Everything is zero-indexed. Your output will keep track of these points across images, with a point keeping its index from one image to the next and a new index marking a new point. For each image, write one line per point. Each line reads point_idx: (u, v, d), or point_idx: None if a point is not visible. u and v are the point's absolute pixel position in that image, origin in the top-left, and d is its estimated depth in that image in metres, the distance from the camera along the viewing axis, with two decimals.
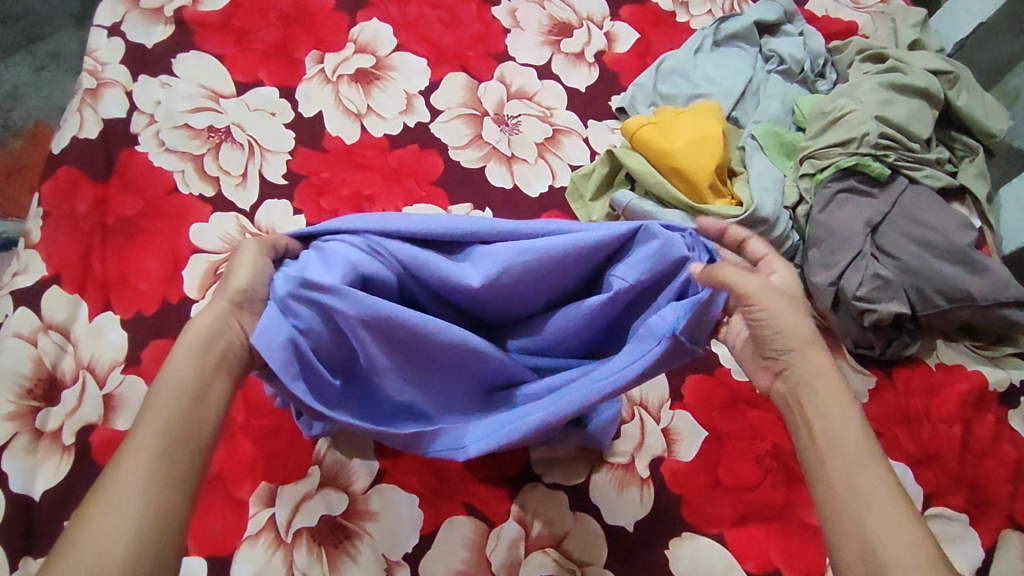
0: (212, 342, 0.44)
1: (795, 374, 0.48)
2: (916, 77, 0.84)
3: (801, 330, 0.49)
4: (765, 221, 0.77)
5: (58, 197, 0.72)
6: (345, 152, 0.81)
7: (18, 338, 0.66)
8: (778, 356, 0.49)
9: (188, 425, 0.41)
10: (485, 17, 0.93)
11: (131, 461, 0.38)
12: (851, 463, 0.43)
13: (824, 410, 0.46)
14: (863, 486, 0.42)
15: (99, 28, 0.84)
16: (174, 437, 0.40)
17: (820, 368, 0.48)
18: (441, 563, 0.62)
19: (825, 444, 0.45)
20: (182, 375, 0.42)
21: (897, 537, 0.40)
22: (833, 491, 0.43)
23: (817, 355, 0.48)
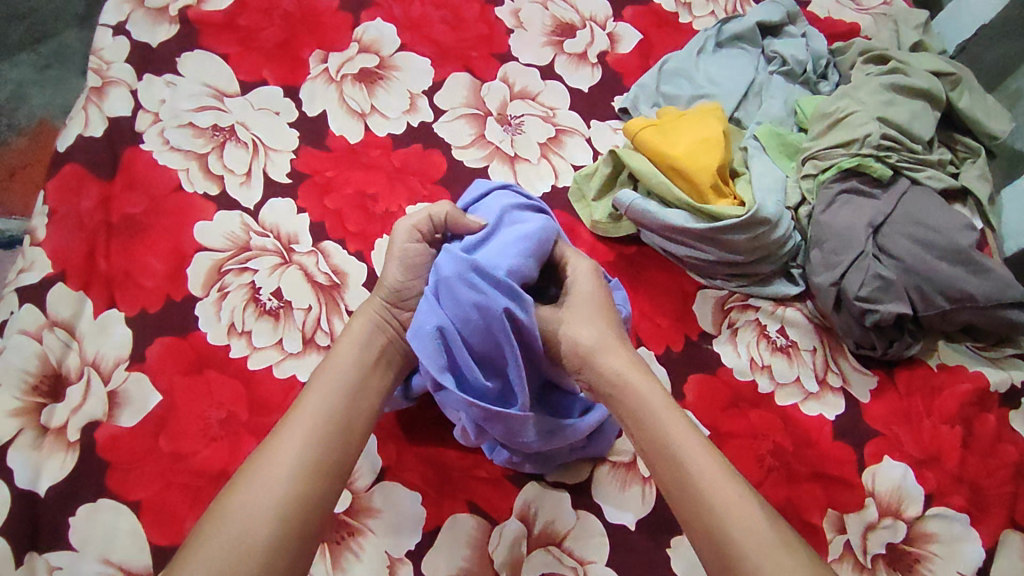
0: (368, 347, 0.59)
1: (597, 382, 0.58)
2: (918, 79, 0.85)
3: (588, 341, 0.59)
4: (768, 220, 0.76)
5: (63, 194, 0.73)
6: (349, 151, 0.82)
7: (23, 334, 0.66)
8: (579, 370, 0.59)
9: (338, 415, 0.54)
10: (488, 18, 0.93)
11: (299, 427, 0.53)
12: (674, 458, 0.53)
13: (637, 416, 0.55)
14: (689, 475, 0.52)
15: (104, 26, 0.84)
16: (326, 422, 0.53)
17: (616, 372, 0.57)
18: (444, 561, 0.63)
19: (651, 447, 0.54)
20: (343, 375, 0.57)
21: (715, 494, 0.50)
22: (672, 484, 0.52)
23: (613, 356, 0.58)
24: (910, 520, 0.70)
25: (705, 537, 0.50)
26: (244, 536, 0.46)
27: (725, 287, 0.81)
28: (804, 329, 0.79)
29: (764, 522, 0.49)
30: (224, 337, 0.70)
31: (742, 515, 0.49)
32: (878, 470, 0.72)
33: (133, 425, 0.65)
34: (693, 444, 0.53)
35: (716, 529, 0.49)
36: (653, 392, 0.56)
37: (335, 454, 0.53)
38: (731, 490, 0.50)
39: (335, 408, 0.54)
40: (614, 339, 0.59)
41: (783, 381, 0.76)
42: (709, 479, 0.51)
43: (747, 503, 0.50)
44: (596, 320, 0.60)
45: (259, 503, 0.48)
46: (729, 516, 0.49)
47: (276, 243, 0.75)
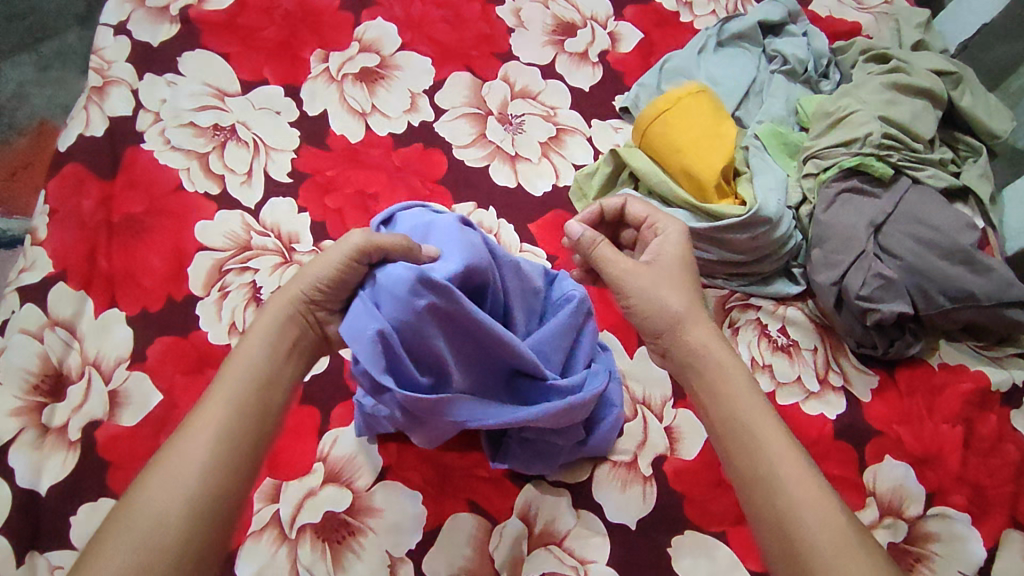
0: (280, 334, 0.52)
1: (675, 353, 0.56)
2: (919, 78, 0.84)
3: (674, 309, 0.56)
4: (769, 220, 0.76)
5: (64, 194, 0.73)
6: (350, 150, 0.82)
7: (24, 334, 0.66)
8: (660, 338, 0.57)
9: (247, 405, 0.48)
10: (489, 17, 0.93)
11: (205, 417, 0.47)
12: (752, 436, 0.50)
13: (717, 388, 0.53)
14: (765, 455, 0.49)
15: (105, 26, 0.84)
16: (233, 415, 0.47)
17: (699, 345, 0.55)
18: (444, 561, 0.63)
19: (727, 423, 0.52)
20: (251, 365, 0.50)
21: (796, 492, 0.47)
22: (743, 470, 0.49)
23: (696, 330, 0.56)
24: (911, 520, 0.70)
25: (772, 522, 0.47)
26: (144, 546, 0.41)
27: (726, 286, 0.81)
28: (805, 329, 0.79)
29: (841, 520, 0.45)
30: (224, 336, 0.70)
31: (814, 506, 0.46)
32: (879, 470, 0.72)
33: (133, 424, 0.65)
34: (775, 428, 0.50)
35: (787, 515, 0.46)
36: (739, 372, 0.54)
37: (246, 450, 0.47)
38: (809, 482, 0.47)
39: (243, 397, 0.48)
40: (697, 309, 0.56)
41: (784, 381, 0.76)
42: (788, 464, 0.48)
43: (825, 496, 0.47)
44: (682, 290, 0.57)
45: (164, 503, 0.43)
46: (803, 506, 0.46)
47: (277, 242, 0.75)
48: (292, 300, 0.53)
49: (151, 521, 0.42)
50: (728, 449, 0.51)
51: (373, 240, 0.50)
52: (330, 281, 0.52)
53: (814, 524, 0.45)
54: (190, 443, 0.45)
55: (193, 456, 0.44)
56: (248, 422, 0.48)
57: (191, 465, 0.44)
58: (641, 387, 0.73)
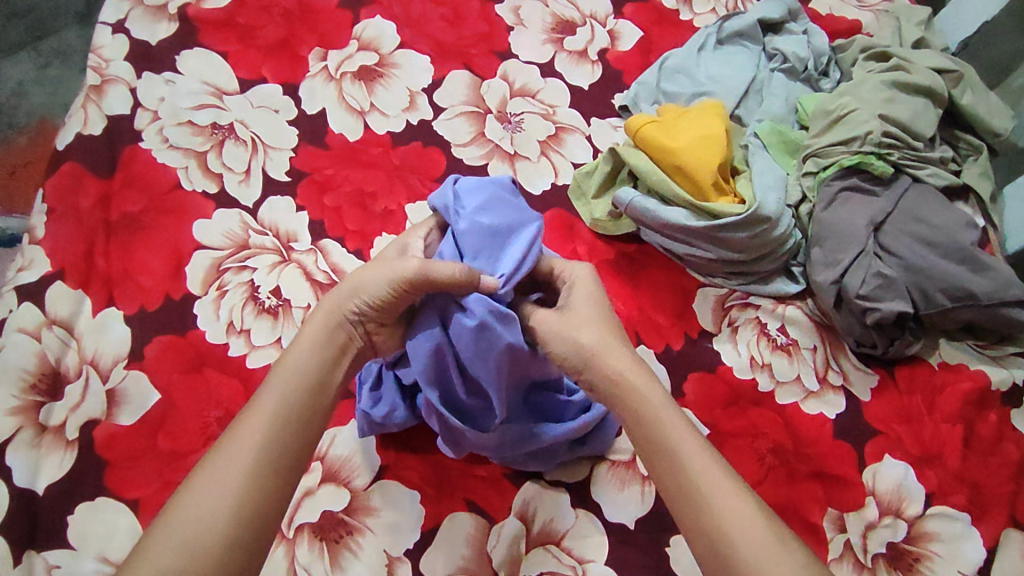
0: (327, 344, 0.54)
1: (597, 384, 0.55)
2: (919, 76, 0.84)
3: (587, 343, 0.55)
4: (768, 219, 0.76)
5: (62, 192, 0.72)
6: (348, 149, 0.82)
7: (22, 333, 0.66)
8: (580, 373, 0.56)
9: (295, 404, 0.50)
10: (488, 15, 0.93)
11: (251, 420, 0.48)
12: (673, 453, 0.50)
13: (640, 414, 0.52)
14: (685, 472, 0.49)
15: (103, 24, 0.84)
16: (284, 415, 0.49)
17: (622, 375, 0.54)
18: (442, 561, 0.62)
19: (650, 448, 0.51)
20: (303, 367, 0.52)
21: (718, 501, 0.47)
22: (672, 488, 0.49)
23: (612, 357, 0.55)
24: (911, 519, 0.70)
25: (702, 538, 0.47)
26: (197, 535, 0.42)
27: (725, 285, 0.80)
28: (805, 328, 0.79)
29: (765, 528, 0.45)
30: (222, 335, 0.70)
31: (738, 515, 0.46)
32: (878, 469, 0.72)
33: (131, 423, 0.64)
34: (695, 446, 0.50)
35: (714, 531, 0.46)
36: (655, 396, 0.53)
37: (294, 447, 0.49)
38: (733, 495, 0.47)
39: (293, 398, 0.50)
40: (613, 340, 0.56)
41: (783, 380, 0.76)
42: (710, 479, 0.48)
43: (747, 507, 0.47)
44: (597, 325, 0.56)
45: (210, 503, 0.43)
46: (727, 518, 0.46)
47: (275, 241, 0.75)
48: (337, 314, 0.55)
49: (205, 511, 0.43)
50: (655, 471, 0.51)
51: (428, 265, 0.53)
52: (383, 301, 0.55)
53: (741, 534, 0.45)
54: (241, 439, 0.47)
55: (244, 452, 0.46)
56: (293, 426, 0.49)
57: (243, 460, 0.46)
58: None
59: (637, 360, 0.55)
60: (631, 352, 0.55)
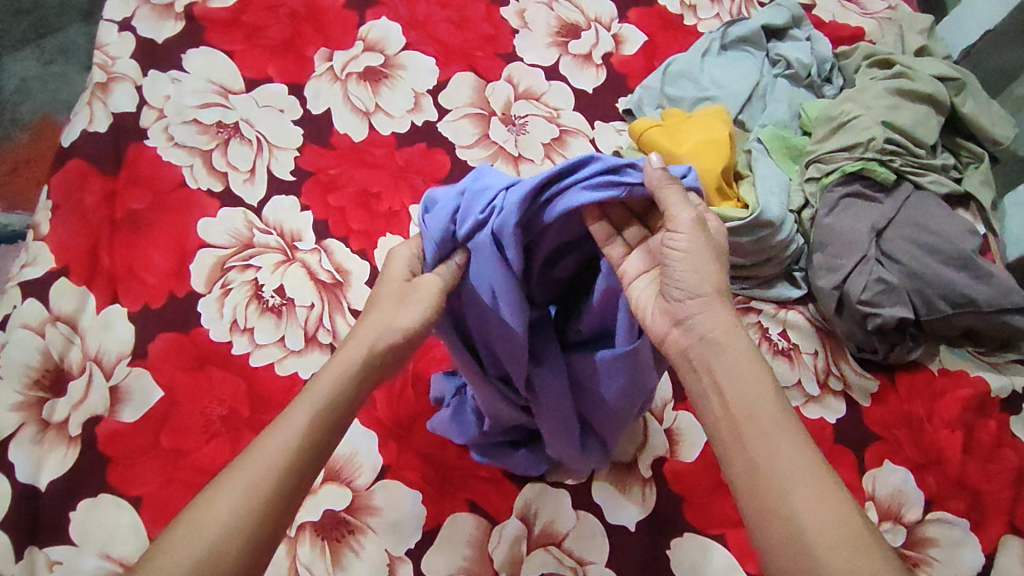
0: (365, 369, 0.49)
1: (702, 326, 0.47)
2: (922, 84, 0.84)
3: (704, 284, 0.47)
4: (771, 224, 0.76)
5: (67, 189, 0.73)
6: (353, 149, 0.82)
7: (25, 329, 0.66)
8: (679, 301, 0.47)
9: (326, 424, 0.45)
10: (493, 18, 0.93)
11: (282, 436, 0.44)
12: (772, 433, 0.42)
13: (741, 377, 0.44)
14: (777, 457, 0.41)
15: (109, 21, 0.84)
16: (314, 436, 0.45)
17: (731, 330, 0.46)
18: (443, 561, 0.63)
19: (743, 418, 0.43)
20: (343, 385, 0.47)
21: (819, 509, 0.40)
22: (762, 475, 0.42)
23: (721, 311, 0.47)
24: (910, 524, 0.70)
25: (785, 529, 0.40)
26: (205, 560, 0.39)
27: (727, 289, 0.81)
28: (806, 333, 0.79)
29: (863, 539, 0.39)
30: (226, 334, 0.70)
31: (832, 514, 0.39)
32: (878, 474, 0.72)
33: (134, 420, 0.65)
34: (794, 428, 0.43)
35: (803, 525, 0.39)
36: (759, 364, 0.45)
37: (311, 473, 0.44)
38: (832, 495, 0.40)
39: (326, 423, 0.45)
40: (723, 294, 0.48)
41: (783, 384, 0.76)
42: (808, 470, 0.41)
43: (843, 508, 0.40)
44: (711, 269, 0.47)
45: (223, 524, 0.40)
46: (818, 515, 0.39)
47: (279, 240, 0.75)
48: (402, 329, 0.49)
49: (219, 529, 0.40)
50: (743, 452, 0.43)
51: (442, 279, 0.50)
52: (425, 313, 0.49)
53: (834, 536, 0.39)
54: (264, 458, 0.42)
55: (265, 473, 0.42)
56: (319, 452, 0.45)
57: (258, 488, 0.41)
58: None
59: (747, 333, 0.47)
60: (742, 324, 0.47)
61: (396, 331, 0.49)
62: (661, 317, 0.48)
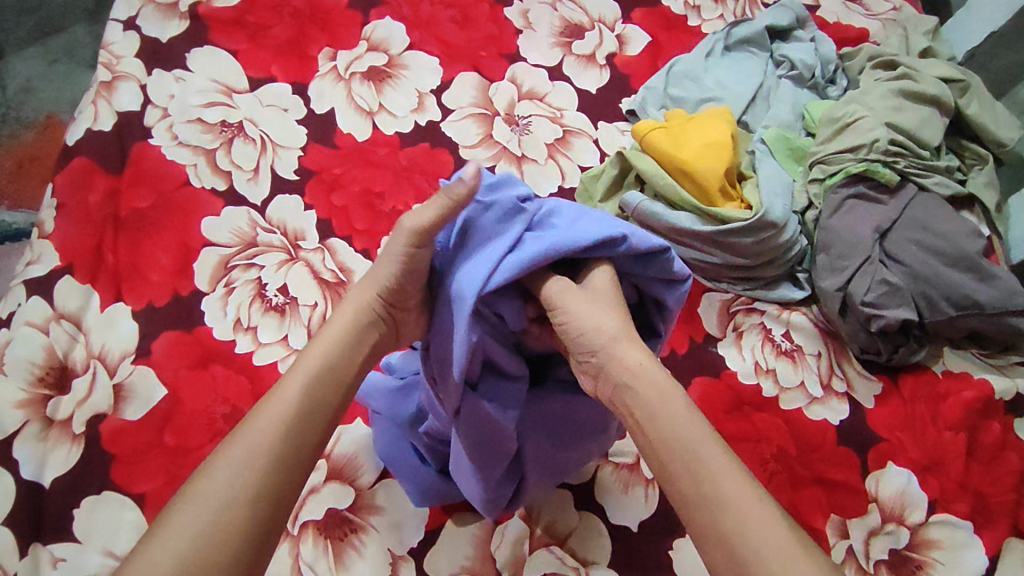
0: (352, 338, 0.50)
1: (609, 373, 0.46)
2: (927, 85, 0.84)
3: (603, 325, 0.47)
4: (775, 224, 0.76)
5: (72, 187, 0.73)
6: (357, 149, 0.82)
7: (29, 327, 0.66)
8: (592, 354, 0.47)
9: (323, 390, 0.46)
10: (497, 18, 0.93)
11: (273, 407, 0.44)
12: (693, 455, 0.42)
13: (653, 407, 0.44)
14: (703, 477, 0.41)
15: (115, 21, 0.84)
16: (312, 399, 0.45)
17: (637, 364, 0.46)
18: (445, 560, 0.63)
19: (665, 448, 0.43)
20: (326, 357, 0.48)
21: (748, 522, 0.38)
22: (692, 495, 0.41)
23: (626, 348, 0.47)
24: (913, 526, 0.70)
25: (719, 549, 0.39)
26: (218, 519, 0.38)
27: (731, 290, 0.81)
28: (809, 334, 0.79)
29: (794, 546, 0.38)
30: (230, 332, 0.70)
31: (763, 524, 0.38)
32: (882, 476, 0.72)
33: (138, 418, 0.65)
34: (714, 447, 0.42)
35: (732, 540, 0.38)
36: (674, 391, 0.45)
37: (313, 441, 0.44)
38: (762, 505, 0.39)
39: (318, 392, 0.46)
40: (628, 331, 0.48)
41: (786, 385, 0.76)
42: (735, 484, 0.40)
43: (777, 521, 0.39)
44: (620, 314, 0.48)
45: (230, 489, 0.39)
46: (749, 526, 0.38)
47: (283, 239, 0.75)
48: (383, 285, 0.51)
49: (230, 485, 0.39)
50: (673, 477, 0.42)
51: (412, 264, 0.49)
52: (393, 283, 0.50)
53: (767, 547, 0.38)
54: (262, 428, 0.42)
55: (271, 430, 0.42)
56: (314, 421, 0.45)
57: (259, 454, 0.41)
58: None
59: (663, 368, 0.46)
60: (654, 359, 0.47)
61: (376, 289, 0.51)
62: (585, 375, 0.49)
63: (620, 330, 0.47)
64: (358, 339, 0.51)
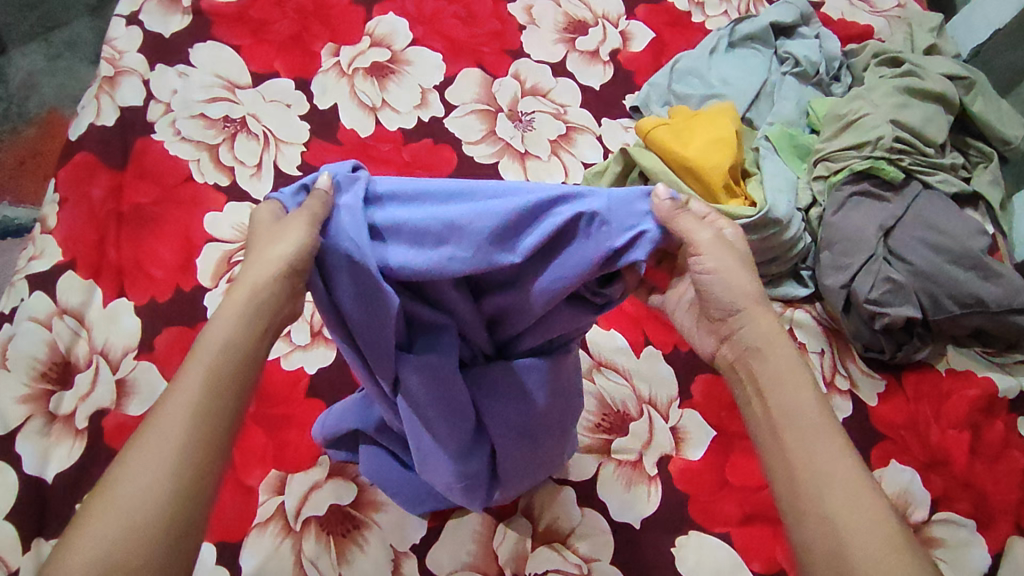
0: (255, 315, 0.41)
1: (741, 337, 0.46)
2: (932, 82, 0.84)
3: (744, 288, 0.45)
4: (779, 221, 0.76)
5: (74, 182, 0.73)
6: (360, 145, 0.82)
7: (32, 322, 0.66)
8: (728, 318, 0.46)
9: (227, 383, 0.38)
10: (501, 13, 0.93)
11: (161, 422, 0.36)
12: (813, 433, 0.41)
13: (785, 377, 0.43)
14: (814, 458, 0.40)
15: (117, 16, 0.84)
16: (214, 396, 0.37)
17: (774, 333, 0.45)
18: (448, 556, 0.63)
19: (784, 420, 0.42)
20: (221, 344, 0.39)
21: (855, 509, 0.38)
22: (802, 469, 0.40)
23: (766, 316, 0.45)
24: (915, 524, 0.70)
25: (819, 527, 0.38)
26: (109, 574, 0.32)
27: None
28: (812, 332, 0.79)
29: (898, 542, 0.37)
30: None
31: (871, 515, 0.38)
32: (885, 474, 0.72)
33: (140, 413, 0.65)
34: (835, 431, 0.41)
35: (838, 523, 0.38)
36: (804, 369, 0.44)
37: (218, 449, 0.36)
38: (870, 495, 0.38)
39: (216, 391, 0.37)
40: (766, 300, 0.46)
41: None
42: (848, 469, 0.39)
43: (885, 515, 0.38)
44: (753, 275, 0.46)
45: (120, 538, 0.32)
46: (857, 513, 0.38)
47: None
48: (275, 264, 0.41)
49: (124, 520, 0.33)
50: (784, 451, 0.41)
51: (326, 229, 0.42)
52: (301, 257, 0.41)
53: (874, 537, 0.37)
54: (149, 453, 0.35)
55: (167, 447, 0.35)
56: (216, 425, 0.37)
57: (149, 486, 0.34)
58: (648, 387, 0.73)
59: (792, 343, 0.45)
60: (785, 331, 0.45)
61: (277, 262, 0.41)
62: (710, 335, 0.49)
63: (754, 301, 0.46)
64: (264, 314, 0.41)
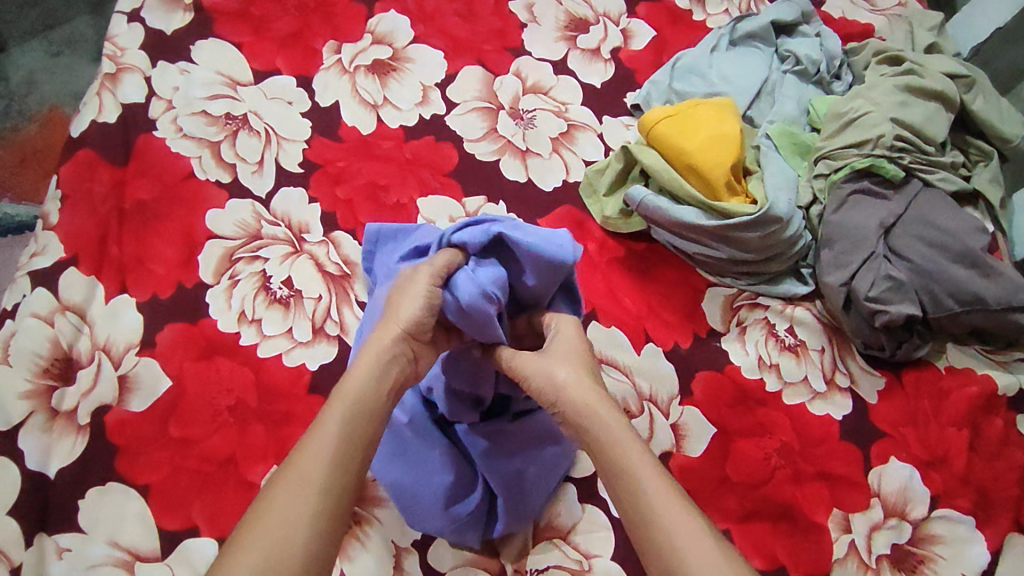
0: (382, 374, 0.53)
1: (565, 416, 0.53)
2: (932, 80, 0.84)
3: (558, 376, 0.54)
4: (780, 219, 0.76)
5: (76, 179, 0.73)
6: (361, 142, 0.82)
7: (35, 318, 0.66)
8: (552, 405, 0.54)
9: (348, 436, 0.48)
10: (502, 11, 0.93)
11: (315, 442, 0.47)
12: (633, 484, 0.47)
13: (598, 438, 0.51)
14: (638, 498, 0.46)
15: (119, 13, 0.84)
16: (344, 444, 0.47)
17: (589, 405, 0.52)
18: (450, 552, 0.63)
19: (612, 475, 0.49)
20: (365, 386, 0.51)
21: (678, 531, 0.44)
22: (629, 511, 0.47)
23: (577, 389, 0.54)
24: (915, 522, 0.70)
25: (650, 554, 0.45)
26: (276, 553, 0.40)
27: (734, 285, 0.81)
28: (812, 329, 0.79)
29: (712, 545, 0.43)
30: (234, 325, 0.70)
31: (692, 540, 0.44)
32: (885, 471, 0.72)
33: (142, 410, 0.65)
34: (652, 466, 0.48)
35: (664, 549, 0.44)
36: (619, 423, 0.51)
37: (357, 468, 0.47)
38: (685, 514, 0.45)
39: (355, 421, 0.49)
40: (583, 376, 0.55)
41: (790, 380, 0.76)
42: (664, 498, 0.46)
43: (702, 531, 0.44)
44: (572, 364, 0.56)
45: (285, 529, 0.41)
46: (679, 541, 0.44)
47: (287, 232, 0.75)
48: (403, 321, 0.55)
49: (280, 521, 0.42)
50: (621, 503, 0.48)
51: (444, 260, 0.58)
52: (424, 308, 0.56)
53: (691, 557, 0.43)
54: (310, 459, 0.45)
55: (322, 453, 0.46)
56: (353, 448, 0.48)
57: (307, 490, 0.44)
58: (648, 383, 0.74)
59: (608, 402, 0.53)
60: (602, 392, 0.54)
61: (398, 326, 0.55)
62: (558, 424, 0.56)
63: (573, 376, 0.54)
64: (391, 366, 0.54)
